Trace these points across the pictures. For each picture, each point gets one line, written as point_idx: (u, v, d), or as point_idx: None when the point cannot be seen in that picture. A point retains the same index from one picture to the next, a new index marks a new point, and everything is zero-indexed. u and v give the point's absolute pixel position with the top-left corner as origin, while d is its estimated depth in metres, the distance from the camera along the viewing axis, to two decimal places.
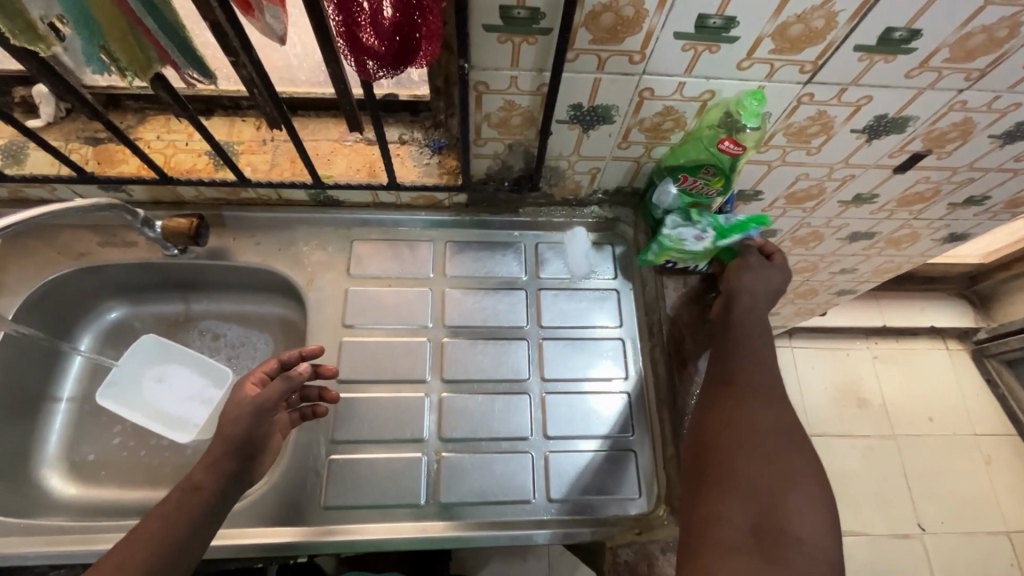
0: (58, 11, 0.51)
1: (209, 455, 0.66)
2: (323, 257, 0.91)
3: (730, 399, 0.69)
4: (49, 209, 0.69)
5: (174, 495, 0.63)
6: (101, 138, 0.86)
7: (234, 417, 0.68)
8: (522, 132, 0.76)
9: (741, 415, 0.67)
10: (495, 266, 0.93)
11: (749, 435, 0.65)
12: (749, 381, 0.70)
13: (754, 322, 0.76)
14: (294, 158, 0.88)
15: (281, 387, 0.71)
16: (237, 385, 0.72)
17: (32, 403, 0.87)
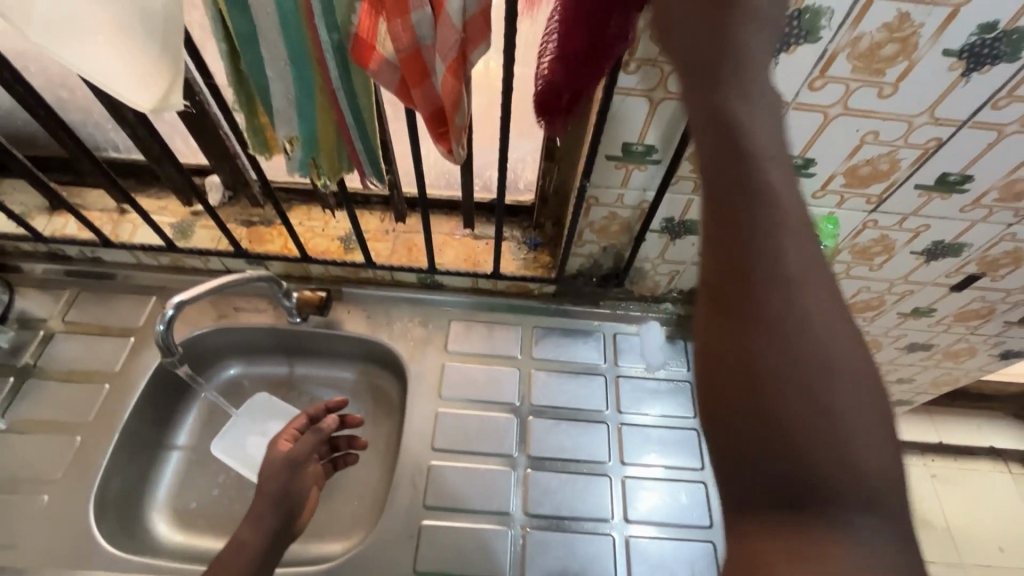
0: (293, 132, 0.66)
1: (253, 512, 0.75)
2: (424, 333, 1.02)
3: (767, 311, 0.32)
4: (228, 280, 0.86)
5: (226, 549, 0.72)
6: (254, 220, 1.02)
7: (273, 474, 0.79)
8: (618, 237, 0.89)
9: (749, 311, 0.33)
10: (577, 352, 1.02)
11: (796, 309, 0.32)
12: (779, 218, 0.33)
13: (735, 193, 0.33)
14: (411, 247, 1.02)
15: (313, 439, 0.84)
16: (270, 446, 0.83)
17: (152, 448, 0.95)
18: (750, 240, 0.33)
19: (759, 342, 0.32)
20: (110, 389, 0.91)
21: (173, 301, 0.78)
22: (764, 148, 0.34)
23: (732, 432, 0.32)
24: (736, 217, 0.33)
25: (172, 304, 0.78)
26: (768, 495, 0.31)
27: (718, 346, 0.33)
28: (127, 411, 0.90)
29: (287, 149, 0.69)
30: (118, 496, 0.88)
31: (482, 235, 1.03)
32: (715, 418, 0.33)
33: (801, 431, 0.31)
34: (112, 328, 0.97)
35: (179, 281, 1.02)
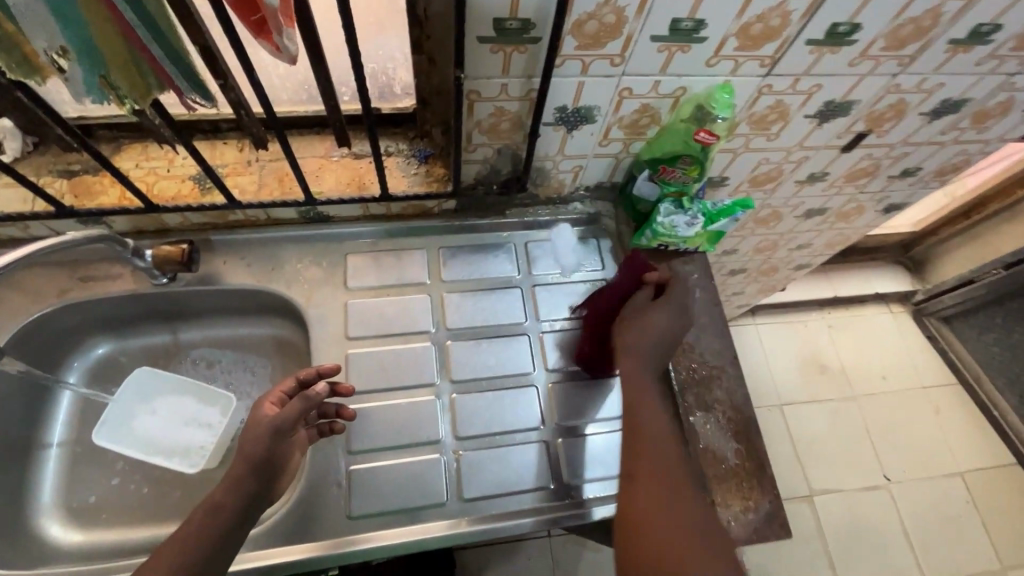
0: (60, 42, 0.50)
1: (231, 474, 0.62)
2: (318, 272, 0.92)
3: (648, 421, 0.68)
4: (51, 242, 0.68)
5: (191, 517, 0.60)
6: (75, 169, 0.84)
7: (255, 441, 0.65)
8: (511, 136, 0.80)
9: (643, 423, 0.68)
10: (488, 267, 0.96)
11: (689, 516, 0.61)
12: (671, 462, 0.65)
13: (641, 361, 0.74)
14: (282, 177, 0.88)
15: (299, 407, 0.68)
16: (254, 408, 0.69)
17: (20, 451, 0.83)
18: (636, 404, 0.70)
19: (680, 549, 0.58)
20: None
21: None
22: (632, 368, 0.73)
23: (633, 495, 0.63)
24: (631, 398, 0.71)
25: None
26: (651, 550, 0.59)
27: (642, 448, 0.66)
28: None
29: (60, 66, 0.53)
30: None
31: (363, 154, 0.91)
32: (627, 499, 0.63)
33: (675, 512, 0.61)
34: None
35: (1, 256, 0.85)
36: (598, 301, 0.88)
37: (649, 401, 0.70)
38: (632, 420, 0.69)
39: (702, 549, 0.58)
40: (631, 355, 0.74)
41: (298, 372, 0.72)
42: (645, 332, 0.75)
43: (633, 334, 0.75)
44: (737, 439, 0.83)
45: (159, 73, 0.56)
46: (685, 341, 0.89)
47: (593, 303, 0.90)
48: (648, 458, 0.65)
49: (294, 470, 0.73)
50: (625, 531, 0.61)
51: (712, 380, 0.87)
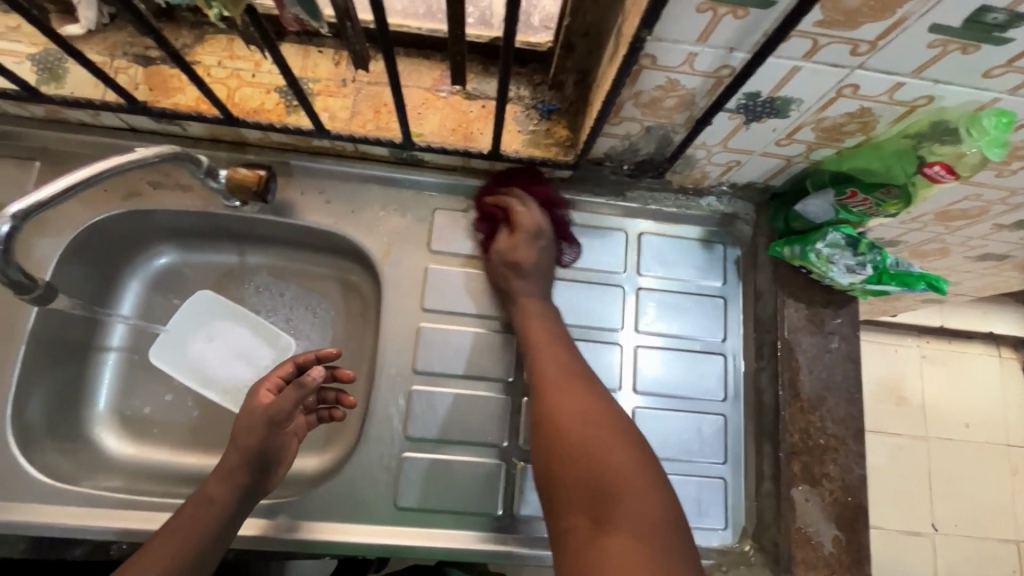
0: None
1: (224, 465, 0.66)
2: (401, 224, 0.80)
3: (544, 377, 0.68)
4: (126, 157, 0.57)
5: (186, 507, 0.64)
6: (152, 56, 0.72)
7: (246, 429, 0.67)
8: (670, 116, 0.62)
9: (559, 381, 0.67)
10: (592, 257, 0.82)
11: (597, 455, 0.60)
12: (598, 406, 0.65)
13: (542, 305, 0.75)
14: (380, 107, 0.74)
15: (294, 395, 0.69)
16: (250, 394, 0.70)
17: (79, 352, 0.80)
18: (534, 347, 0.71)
19: (612, 487, 0.58)
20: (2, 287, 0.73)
21: (13, 210, 0.50)
22: (533, 297, 0.75)
23: (562, 466, 0.61)
24: (524, 332, 0.73)
25: (10, 215, 0.50)
26: (581, 501, 0.59)
27: (560, 419, 0.64)
28: (33, 315, 0.72)
29: None
30: (48, 409, 0.75)
31: (476, 94, 0.75)
32: (546, 461, 0.63)
33: (604, 450, 0.60)
34: None
35: (71, 141, 0.77)
36: (488, 209, 0.79)
37: (565, 347, 0.72)
38: (541, 383, 0.68)
39: (632, 484, 0.58)
40: (532, 317, 0.74)
41: (297, 358, 0.72)
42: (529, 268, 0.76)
43: (531, 255, 0.76)
44: (839, 526, 0.71)
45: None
46: (806, 398, 0.75)
47: (479, 215, 0.80)
48: (576, 417, 0.63)
49: (295, 452, 0.73)
50: (552, 498, 0.61)
51: (826, 452, 0.73)
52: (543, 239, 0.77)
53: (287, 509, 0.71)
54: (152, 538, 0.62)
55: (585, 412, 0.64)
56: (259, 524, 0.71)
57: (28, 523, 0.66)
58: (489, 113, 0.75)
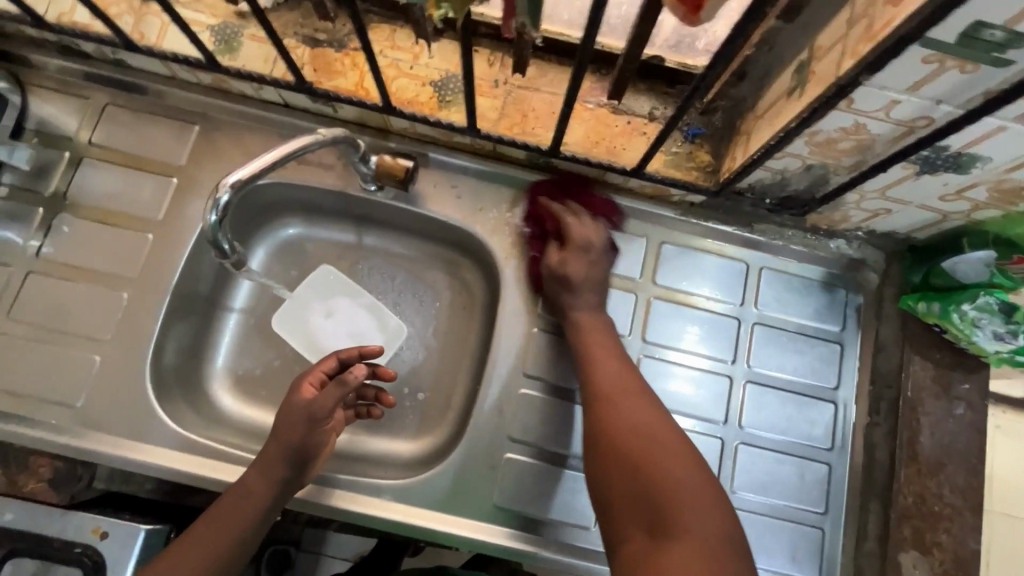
0: None
1: (263, 460, 0.68)
2: (526, 228, 0.81)
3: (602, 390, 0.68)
4: (307, 139, 0.63)
5: (226, 498, 0.67)
6: (320, 38, 0.75)
7: (287, 424, 0.68)
8: (839, 157, 0.61)
9: (612, 392, 0.67)
10: (710, 285, 0.81)
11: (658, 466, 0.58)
12: (648, 413, 0.64)
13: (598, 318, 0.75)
14: (528, 112, 0.75)
15: (336, 394, 0.69)
16: (290, 391, 0.70)
17: (208, 309, 0.84)
18: (592, 359, 0.71)
19: (667, 499, 0.55)
20: (154, 240, 0.77)
21: (230, 181, 0.59)
22: (588, 307, 0.75)
23: (617, 477, 0.60)
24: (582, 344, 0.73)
25: (229, 185, 0.59)
26: (632, 512, 0.57)
27: (613, 430, 0.63)
28: (179, 269, 0.77)
29: None
30: (176, 360, 0.80)
31: (623, 109, 0.76)
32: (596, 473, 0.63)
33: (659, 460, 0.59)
34: (151, 162, 0.80)
35: (228, 108, 0.81)
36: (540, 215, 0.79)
37: (616, 357, 0.71)
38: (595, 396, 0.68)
39: (691, 497, 0.56)
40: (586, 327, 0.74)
41: (338, 355, 0.73)
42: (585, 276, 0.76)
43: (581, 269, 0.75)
44: None
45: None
46: (923, 461, 0.73)
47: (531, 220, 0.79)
48: (628, 429, 0.63)
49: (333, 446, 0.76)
50: (604, 511, 0.60)
51: (939, 520, 0.72)
52: (600, 249, 0.77)
53: (391, 491, 0.73)
54: (195, 525, 0.65)
55: (635, 421, 0.63)
56: (364, 501, 0.73)
57: (158, 464, 0.70)
58: (634, 130, 0.75)
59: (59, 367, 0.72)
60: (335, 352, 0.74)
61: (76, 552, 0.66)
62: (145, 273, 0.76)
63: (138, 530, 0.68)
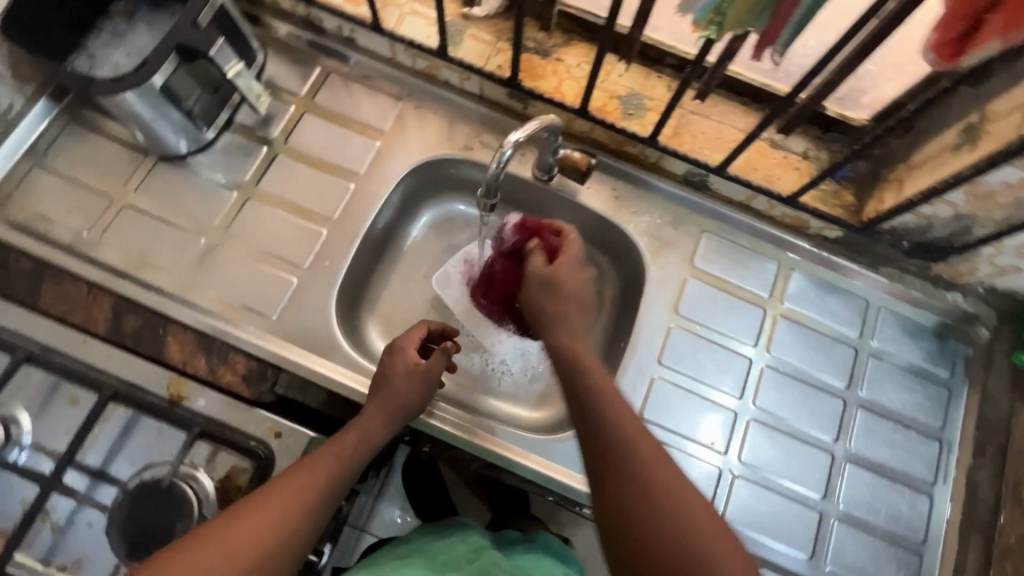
0: None
1: (382, 413, 0.72)
2: (672, 234, 0.90)
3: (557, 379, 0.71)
4: (547, 121, 0.74)
5: (345, 439, 0.69)
6: (529, 46, 0.87)
7: (407, 387, 0.74)
8: (993, 210, 0.69)
9: (618, 402, 0.66)
10: (833, 313, 0.88)
11: (660, 494, 0.59)
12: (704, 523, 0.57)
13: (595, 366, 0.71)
14: (699, 133, 0.85)
15: (443, 360, 0.76)
16: (396, 351, 0.76)
17: (376, 259, 0.94)
18: (558, 322, 0.75)
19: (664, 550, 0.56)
20: (354, 189, 0.88)
21: (515, 138, 0.68)
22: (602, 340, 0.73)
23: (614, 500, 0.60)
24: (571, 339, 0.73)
25: (514, 141, 0.68)
26: None
27: (609, 452, 0.62)
28: (370, 218, 0.88)
29: None
30: (349, 297, 0.89)
31: (781, 144, 0.86)
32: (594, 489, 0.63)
33: (674, 509, 0.58)
34: (358, 124, 0.92)
35: (431, 91, 0.93)
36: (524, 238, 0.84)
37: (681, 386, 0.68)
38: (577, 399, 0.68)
39: None
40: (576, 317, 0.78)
41: (428, 326, 0.80)
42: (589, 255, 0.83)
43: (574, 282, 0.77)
44: None
45: (782, 6, 0.53)
46: None
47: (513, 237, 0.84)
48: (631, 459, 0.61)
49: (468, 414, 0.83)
50: None
51: None
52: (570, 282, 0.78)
53: (530, 441, 0.81)
54: (313, 456, 0.66)
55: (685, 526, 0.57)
56: (504, 446, 0.80)
57: (333, 380, 0.80)
58: (790, 164, 0.85)
59: (262, 283, 0.83)
60: (422, 322, 0.81)
61: (253, 446, 0.74)
62: (344, 215, 0.87)
63: (308, 435, 0.76)
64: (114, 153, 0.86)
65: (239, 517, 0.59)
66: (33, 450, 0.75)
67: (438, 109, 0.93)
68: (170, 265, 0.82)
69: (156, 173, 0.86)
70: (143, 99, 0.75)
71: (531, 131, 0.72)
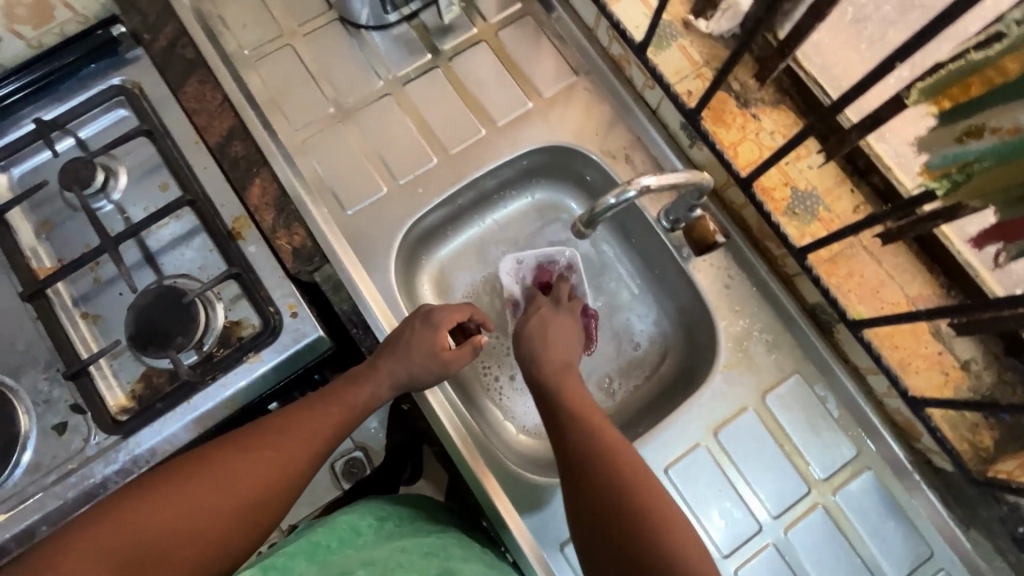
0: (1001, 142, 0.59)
1: (390, 377, 0.71)
2: (761, 356, 0.78)
3: (589, 433, 0.65)
4: (702, 177, 0.67)
5: (356, 390, 0.70)
6: (733, 87, 0.76)
7: (422, 367, 0.72)
8: None
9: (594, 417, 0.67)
10: (884, 541, 0.74)
11: (638, 486, 0.60)
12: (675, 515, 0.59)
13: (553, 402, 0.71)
14: (857, 276, 0.71)
15: (466, 355, 0.74)
16: (431, 325, 0.74)
17: (467, 211, 0.91)
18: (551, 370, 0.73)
19: (636, 506, 0.58)
20: (484, 136, 0.84)
21: (647, 182, 0.62)
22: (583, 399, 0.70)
23: None
24: (582, 409, 0.68)
25: (644, 185, 0.62)
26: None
27: (586, 440, 0.64)
28: (482, 170, 0.84)
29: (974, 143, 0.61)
30: (423, 231, 0.88)
31: (944, 337, 0.70)
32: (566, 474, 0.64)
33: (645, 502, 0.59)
34: (523, 77, 0.86)
35: (608, 81, 0.85)
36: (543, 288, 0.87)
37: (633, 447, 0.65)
38: (588, 500, 0.60)
39: None
40: (590, 400, 0.69)
41: (469, 314, 0.78)
42: (553, 351, 0.75)
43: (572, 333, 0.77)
44: None
45: None
46: None
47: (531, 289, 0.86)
48: None
49: (460, 406, 0.80)
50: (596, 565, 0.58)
51: None
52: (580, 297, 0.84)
53: (513, 476, 0.77)
54: (317, 408, 0.67)
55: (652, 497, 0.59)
56: (473, 455, 0.76)
57: (365, 297, 0.79)
58: (941, 365, 0.69)
59: (358, 175, 0.83)
60: (467, 306, 0.79)
61: (268, 311, 0.76)
62: (462, 156, 0.84)
63: (315, 332, 0.76)
64: None
65: (244, 460, 0.60)
66: (115, 207, 0.82)
67: (604, 103, 0.85)
68: (296, 116, 0.85)
69: (328, 29, 0.87)
70: None
71: (672, 182, 0.65)
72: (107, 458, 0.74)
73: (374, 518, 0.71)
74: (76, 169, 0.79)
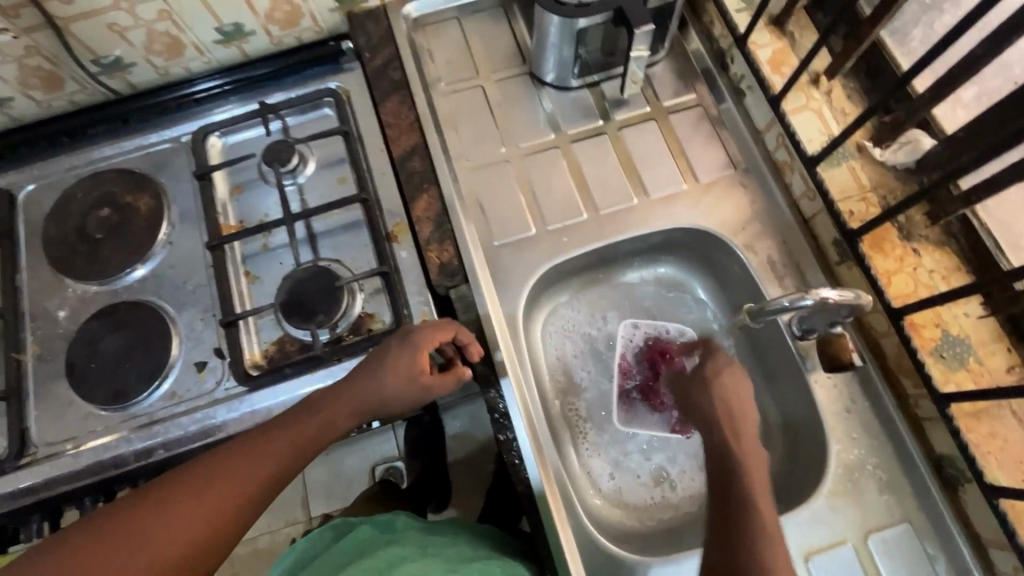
0: None
1: (359, 397, 0.70)
2: (871, 492, 0.75)
3: (723, 413, 0.71)
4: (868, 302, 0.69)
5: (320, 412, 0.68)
6: (898, 219, 0.77)
7: (399, 387, 0.71)
8: None
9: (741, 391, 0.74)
10: None
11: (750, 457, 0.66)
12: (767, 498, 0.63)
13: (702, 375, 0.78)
14: (1000, 440, 0.68)
15: (452, 378, 0.75)
16: (407, 348, 0.71)
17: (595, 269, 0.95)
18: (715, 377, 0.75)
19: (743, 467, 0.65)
20: (634, 205, 0.89)
21: (826, 295, 0.67)
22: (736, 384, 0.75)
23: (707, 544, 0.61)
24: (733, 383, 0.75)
25: (822, 297, 0.67)
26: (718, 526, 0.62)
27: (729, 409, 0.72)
28: (626, 237, 0.89)
29: None
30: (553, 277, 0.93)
31: None
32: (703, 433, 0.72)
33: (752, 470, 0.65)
34: (683, 160, 0.91)
35: (765, 183, 0.88)
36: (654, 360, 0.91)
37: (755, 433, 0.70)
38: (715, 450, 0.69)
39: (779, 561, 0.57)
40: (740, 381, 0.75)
41: (454, 335, 0.75)
42: (724, 386, 0.73)
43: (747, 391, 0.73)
44: None
45: None
46: None
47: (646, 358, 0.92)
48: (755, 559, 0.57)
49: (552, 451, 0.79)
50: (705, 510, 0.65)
51: None
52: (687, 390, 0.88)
53: (596, 550, 0.75)
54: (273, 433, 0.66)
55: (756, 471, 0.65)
56: (556, 504, 0.75)
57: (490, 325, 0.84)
58: None
59: (511, 212, 0.90)
60: (452, 324, 0.75)
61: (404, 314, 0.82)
62: (610, 218, 0.89)
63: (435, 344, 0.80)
64: (507, 48, 0.99)
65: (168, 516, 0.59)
66: (297, 188, 0.93)
67: (757, 202, 0.88)
68: (469, 148, 0.94)
69: (517, 82, 0.97)
70: (561, 31, 0.84)
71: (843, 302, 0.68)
72: (230, 405, 0.81)
73: (418, 545, 0.72)
74: (279, 149, 0.91)
